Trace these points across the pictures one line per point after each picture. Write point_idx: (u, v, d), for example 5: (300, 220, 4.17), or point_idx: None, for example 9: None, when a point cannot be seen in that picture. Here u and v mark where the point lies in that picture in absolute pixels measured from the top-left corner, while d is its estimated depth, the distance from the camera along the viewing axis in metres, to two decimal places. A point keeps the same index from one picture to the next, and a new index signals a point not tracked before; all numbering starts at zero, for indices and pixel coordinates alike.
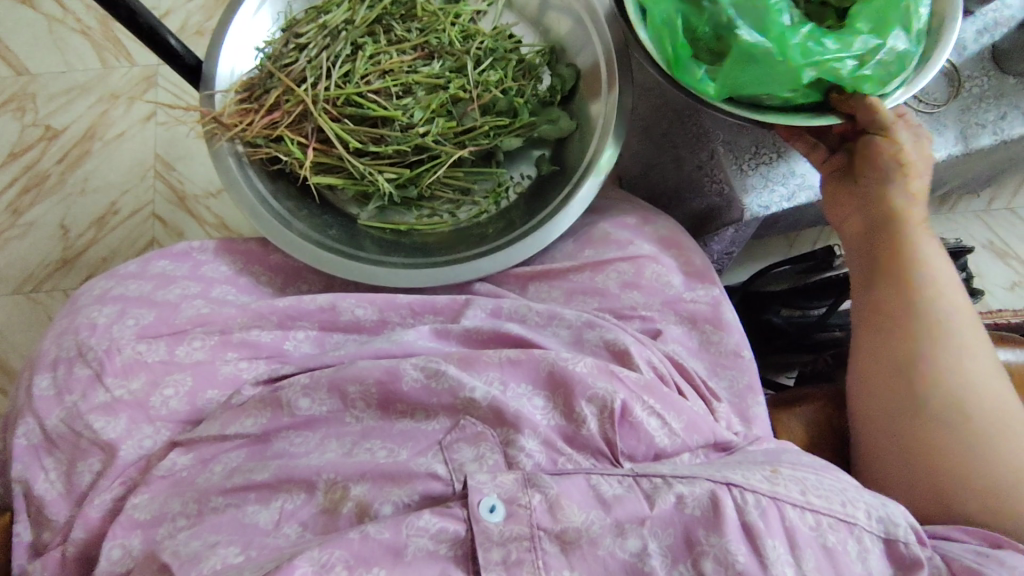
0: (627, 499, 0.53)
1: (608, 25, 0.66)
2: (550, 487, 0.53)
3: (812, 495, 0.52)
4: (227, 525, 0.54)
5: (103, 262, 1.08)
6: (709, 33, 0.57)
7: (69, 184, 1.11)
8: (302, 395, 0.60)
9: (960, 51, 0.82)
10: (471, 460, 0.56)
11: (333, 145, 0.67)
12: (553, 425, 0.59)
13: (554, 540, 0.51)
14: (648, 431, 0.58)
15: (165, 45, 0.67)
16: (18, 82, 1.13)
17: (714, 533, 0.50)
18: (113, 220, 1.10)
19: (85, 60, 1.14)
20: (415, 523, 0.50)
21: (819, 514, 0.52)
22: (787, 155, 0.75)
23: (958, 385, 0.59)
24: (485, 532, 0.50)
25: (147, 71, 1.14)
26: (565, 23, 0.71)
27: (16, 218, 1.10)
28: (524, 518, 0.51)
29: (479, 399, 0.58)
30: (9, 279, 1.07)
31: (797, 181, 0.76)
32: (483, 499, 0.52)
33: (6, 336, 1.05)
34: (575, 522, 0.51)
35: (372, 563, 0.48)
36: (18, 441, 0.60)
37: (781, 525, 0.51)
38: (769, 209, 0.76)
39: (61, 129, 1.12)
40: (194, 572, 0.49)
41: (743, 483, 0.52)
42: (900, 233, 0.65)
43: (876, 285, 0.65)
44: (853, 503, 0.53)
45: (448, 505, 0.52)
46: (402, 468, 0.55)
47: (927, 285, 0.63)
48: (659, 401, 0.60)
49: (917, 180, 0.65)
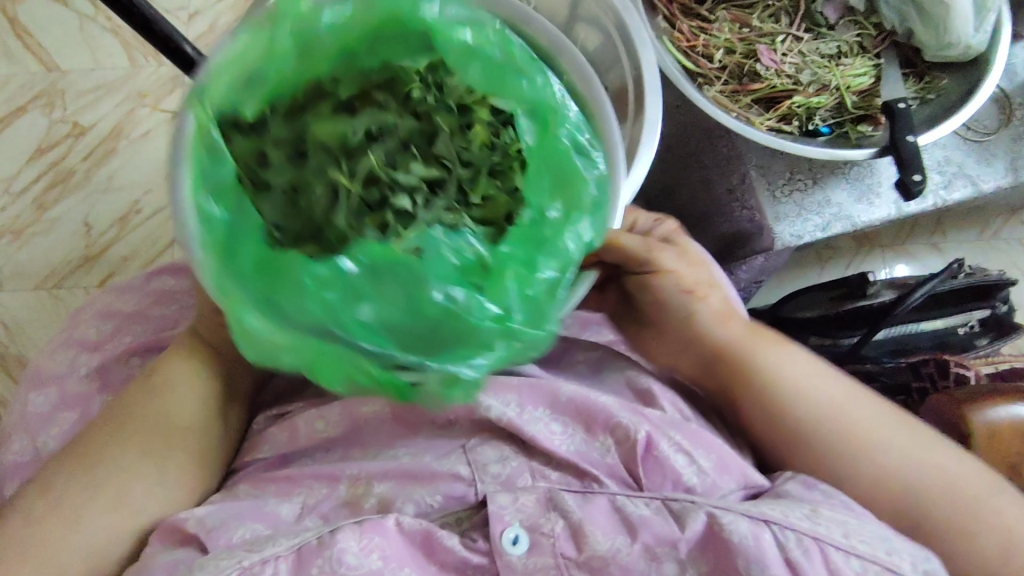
0: (655, 521, 0.50)
1: (639, 44, 0.63)
2: (573, 512, 0.50)
3: (856, 540, 0.48)
4: (247, 512, 0.51)
5: (124, 261, 1.08)
6: (386, 340, 0.40)
7: (93, 181, 1.11)
8: (315, 419, 0.56)
9: (1010, 78, 0.78)
10: (495, 462, 0.54)
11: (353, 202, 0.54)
12: (572, 450, 0.55)
13: (582, 568, 0.49)
14: (675, 468, 0.54)
15: (180, 52, 0.65)
16: (48, 78, 1.14)
17: (755, 567, 0.47)
18: (136, 218, 1.10)
19: (114, 59, 1.14)
20: (444, 542, 0.49)
21: (865, 561, 0.47)
22: (823, 182, 0.73)
23: (889, 462, 0.55)
24: (509, 565, 0.49)
25: (174, 72, 1.14)
26: (595, 39, 0.67)
27: (41, 214, 1.10)
28: (547, 549, 0.49)
29: (496, 418, 0.54)
30: (31, 274, 1.08)
31: (834, 211, 0.73)
32: (506, 530, 0.49)
33: (28, 330, 1.06)
34: (601, 549, 0.49)
35: (404, 562, 0.48)
36: (11, 458, 0.58)
37: (825, 569, 0.47)
38: (802, 239, 0.72)
39: (88, 127, 1.12)
40: (222, 539, 0.49)
41: (785, 519, 0.49)
42: (730, 360, 0.60)
43: (742, 411, 0.60)
44: (897, 551, 0.48)
45: (472, 536, 0.51)
46: (425, 467, 0.53)
47: (793, 405, 0.58)
48: (687, 438, 0.55)
49: (709, 297, 0.60)
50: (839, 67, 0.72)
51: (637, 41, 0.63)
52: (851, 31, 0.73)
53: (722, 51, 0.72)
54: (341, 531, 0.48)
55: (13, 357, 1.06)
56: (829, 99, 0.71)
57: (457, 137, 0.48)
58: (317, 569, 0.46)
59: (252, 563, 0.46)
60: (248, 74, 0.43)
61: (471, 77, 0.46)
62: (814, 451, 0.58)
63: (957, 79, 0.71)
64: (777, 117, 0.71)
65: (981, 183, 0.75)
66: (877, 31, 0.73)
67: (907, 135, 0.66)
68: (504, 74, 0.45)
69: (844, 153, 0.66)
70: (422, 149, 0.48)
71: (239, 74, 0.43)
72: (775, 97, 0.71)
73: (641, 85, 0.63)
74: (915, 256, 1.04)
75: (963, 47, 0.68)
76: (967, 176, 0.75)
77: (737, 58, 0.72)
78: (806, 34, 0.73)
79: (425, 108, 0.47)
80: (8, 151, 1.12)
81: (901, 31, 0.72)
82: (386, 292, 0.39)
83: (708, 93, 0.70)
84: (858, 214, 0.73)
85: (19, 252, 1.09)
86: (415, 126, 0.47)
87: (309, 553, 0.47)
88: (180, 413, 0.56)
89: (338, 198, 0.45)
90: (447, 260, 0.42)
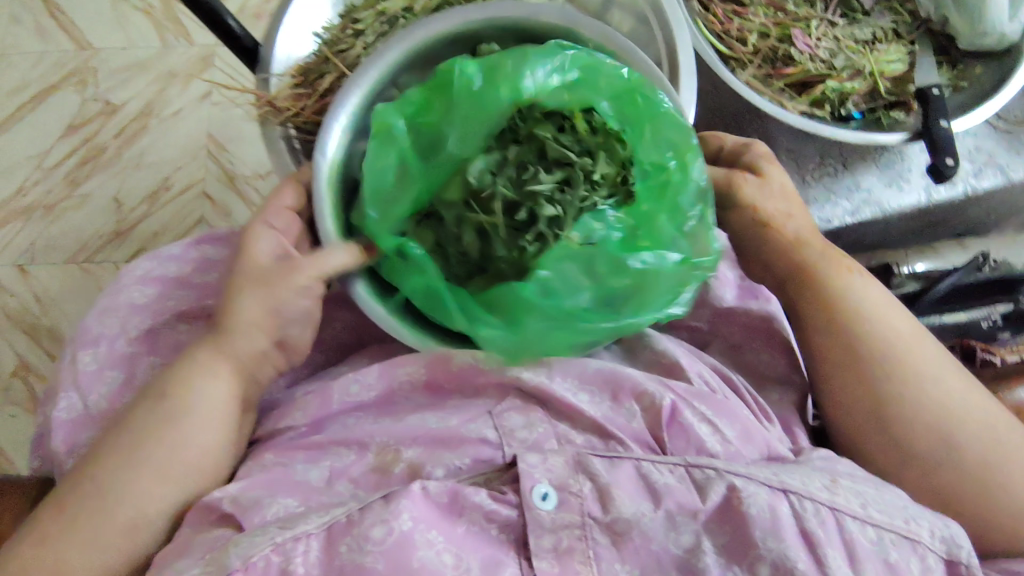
0: (678, 490, 0.51)
1: (676, 24, 0.63)
2: (601, 476, 0.51)
3: (874, 509, 0.49)
4: (279, 482, 0.53)
5: (153, 237, 1.10)
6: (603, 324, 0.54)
7: (124, 158, 1.13)
8: (353, 380, 0.58)
9: None
10: (521, 427, 0.55)
11: (494, 230, 0.55)
12: (601, 414, 0.56)
13: (605, 532, 0.50)
14: (699, 435, 0.55)
15: (224, 26, 0.67)
16: (81, 56, 1.16)
17: (771, 539, 0.48)
18: (165, 195, 1.11)
19: (146, 38, 1.16)
20: (471, 500, 0.50)
21: (882, 529, 0.49)
22: (853, 168, 0.74)
23: (940, 398, 0.56)
24: (538, 519, 0.50)
25: (205, 51, 1.16)
26: (629, 22, 0.68)
27: (72, 189, 1.12)
28: (576, 507, 0.50)
29: (529, 381, 0.56)
30: (63, 248, 1.10)
31: (864, 195, 0.74)
32: (536, 485, 0.51)
33: (57, 303, 1.09)
34: (626, 513, 0.50)
35: (432, 525, 0.49)
36: (57, 414, 0.59)
37: (840, 536, 0.49)
38: (830, 222, 0.74)
39: (119, 105, 1.14)
40: (259, 517, 0.50)
41: (806, 490, 0.50)
42: (805, 277, 0.60)
43: (819, 337, 0.59)
44: (917, 520, 0.50)
45: (502, 488, 0.52)
46: (453, 432, 0.54)
47: (872, 331, 0.58)
48: (711, 408, 0.56)
49: (788, 225, 0.61)
50: (874, 53, 0.72)
51: (673, 21, 0.63)
52: (886, 17, 0.74)
53: (757, 36, 0.73)
54: (368, 509, 0.49)
55: (44, 331, 1.08)
56: (863, 85, 0.71)
57: (560, 147, 0.56)
58: (344, 548, 0.48)
59: (285, 540, 0.47)
60: (379, 176, 0.56)
61: (543, 92, 0.57)
62: (893, 391, 0.56)
63: (991, 67, 0.70)
64: (810, 102, 0.72)
65: (1011, 172, 0.76)
66: (912, 18, 0.74)
67: (941, 120, 0.66)
68: (581, 82, 0.56)
69: (876, 137, 0.66)
70: (537, 164, 0.56)
71: (376, 168, 0.56)
72: (808, 82, 0.72)
73: (675, 69, 0.63)
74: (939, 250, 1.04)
75: (998, 35, 0.68)
76: (997, 165, 0.76)
77: (771, 42, 0.72)
78: (841, 19, 0.74)
79: (526, 132, 0.57)
80: (42, 127, 1.14)
81: (936, 18, 0.72)
82: (573, 274, 0.54)
83: (741, 76, 0.71)
84: (888, 200, 0.74)
85: (51, 226, 1.11)
86: (522, 148, 0.56)
87: (340, 530, 0.48)
88: (199, 434, 0.54)
89: (489, 234, 0.56)
90: (612, 238, 0.55)
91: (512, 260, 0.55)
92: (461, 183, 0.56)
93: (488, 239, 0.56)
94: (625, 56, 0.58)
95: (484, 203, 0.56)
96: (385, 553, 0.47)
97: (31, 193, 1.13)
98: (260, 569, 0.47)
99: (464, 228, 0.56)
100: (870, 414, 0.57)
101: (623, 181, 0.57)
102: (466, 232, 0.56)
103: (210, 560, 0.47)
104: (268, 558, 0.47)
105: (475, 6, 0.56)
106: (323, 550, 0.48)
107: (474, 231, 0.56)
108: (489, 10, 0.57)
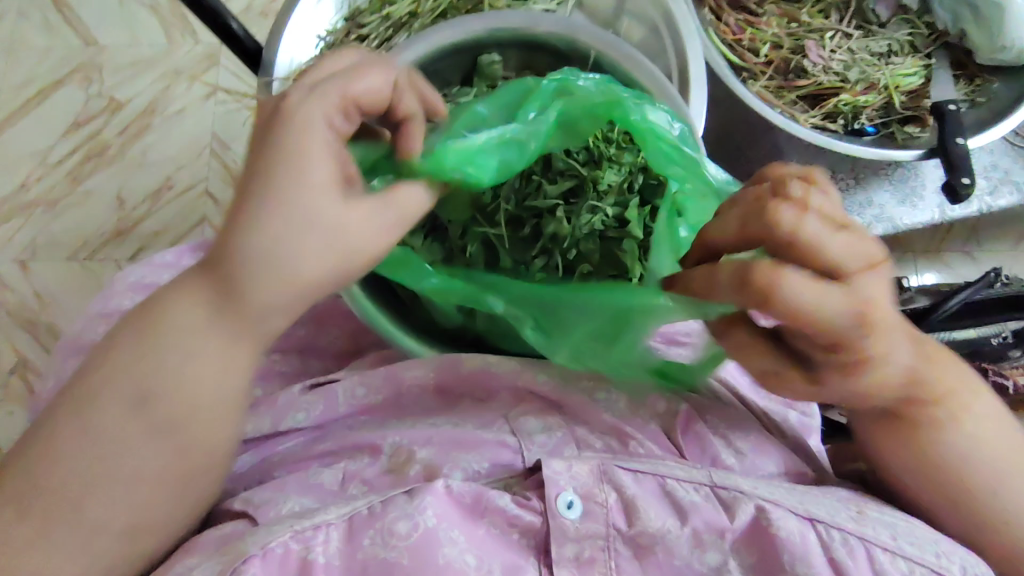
0: (705, 507, 0.49)
1: (686, 39, 0.62)
2: (627, 486, 0.49)
3: (904, 541, 0.47)
4: (294, 484, 0.52)
5: (156, 236, 1.09)
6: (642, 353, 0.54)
7: (127, 156, 1.12)
8: (358, 385, 0.58)
9: None
10: (539, 432, 0.53)
11: (500, 242, 0.56)
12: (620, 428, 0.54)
13: (629, 543, 0.49)
14: (716, 447, 0.54)
15: (227, 29, 0.66)
16: (86, 53, 1.15)
17: (801, 564, 0.47)
18: (167, 194, 1.10)
19: (152, 35, 1.15)
20: (494, 503, 0.49)
21: (913, 563, 0.47)
22: (866, 182, 0.73)
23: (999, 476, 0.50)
24: (562, 527, 0.48)
25: (211, 50, 1.15)
26: (640, 34, 0.66)
27: (75, 185, 1.11)
28: (601, 517, 0.49)
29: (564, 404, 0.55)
30: (65, 245, 1.09)
31: (877, 212, 0.73)
32: (561, 493, 0.49)
33: (58, 299, 1.08)
34: (652, 528, 0.48)
35: (454, 524, 0.48)
36: None
37: (869, 566, 0.47)
38: None
39: (124, 102, 1.13)
40: (272, 514, 0.49)
41: (836, 521, 0.48)
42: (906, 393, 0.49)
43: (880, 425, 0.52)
44: (949, 555, 0.48)
45: (526, 495, 0.50)
46: (472, 435, 0.53)
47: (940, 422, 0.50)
48: (723, 419, 0.56)
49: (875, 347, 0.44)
50: (889, 66, 0.71)
51: (685, 33, 0.62)
52: (902, 30, 0.73)
53: (769, 46, 0.71)
54: (391, 502, 0.48)
55: (44, 326, 1.07)
56: (877, 99, 0.70)
57: (567, 158, 0.56)
58: (368, 541, 0.46)
59: (304, 527, 0.46)
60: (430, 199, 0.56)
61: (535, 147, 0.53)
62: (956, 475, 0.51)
63: (1009, 84, 0.68)
64: (823, 115, 0.71)
65: None
66: (928, 31, 0.72)
67: (958, 137, 0.65)
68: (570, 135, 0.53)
69: (893, 154, 0.65)
70: (542, 175, 0.57)
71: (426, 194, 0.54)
72: (822, 95, 0.71)
73: (686, 80, 0.62)
74: (948, 263, 1.03)
75: (1012, 53, 0.67)
76: (1013, 183, 0.74)
77: (784, 54, 0.71)
78: (856, 31, 0.73)
79: None
80: (45, 123, 1.13)
81: (954, 32, 0.70)
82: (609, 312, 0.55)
83: (753, 87, 0.70)
84: (900, 217, 0.73)
85: (53, 222, 1.10)
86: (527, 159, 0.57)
87: (363, 521, 0.47)
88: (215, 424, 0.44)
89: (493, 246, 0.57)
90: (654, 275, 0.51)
91: (518, 272, 0.56)
92: (466, 198, 0.55)
93: (493, 250, 0.57)
94: (631, 67, 0.56)
95: (489, 214, 0.56)
96: (411, 548, 0.46)
97: (34, 189, 1.12)
98: (279, 555, 0.45)
99: (470, 239, 0.57)
100: (926, 481, 0.51)
101: (631, 191, 0.56)
102: (471, 243, 0.57)
103: (223, 551, 0.45)
104: (288, 545, 0.46)
105: (476, 18, 0.56)
106: (344, 541, 0.46)
107: (480, 241, 0.57)
108: (491, 21, 0.56)
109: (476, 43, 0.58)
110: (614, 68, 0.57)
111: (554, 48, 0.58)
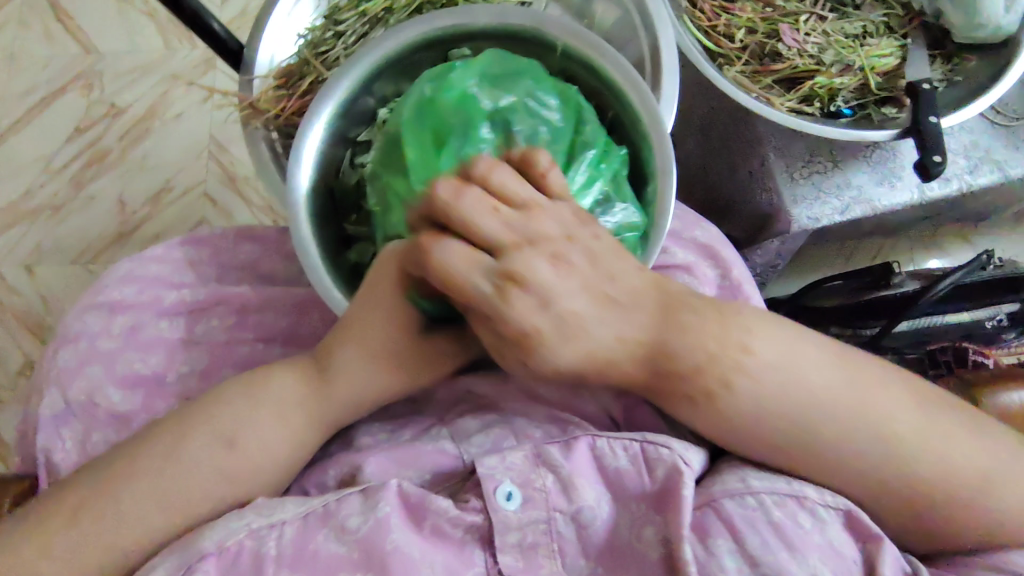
0: (628, 473, 0.49)
1: (656, 20, 0.63)
2: (562, 467, 0.49)
3: (752, 480, 0.47)
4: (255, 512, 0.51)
5: (156, 238, 1.12)
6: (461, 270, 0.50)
7: (128, 159, 1.14)
8: None
9: None
10: (477, 432, 0.54)
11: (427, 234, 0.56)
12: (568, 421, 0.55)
13: (572, 525, 0.48)
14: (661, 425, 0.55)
15: (207, 29, 0.67)
16: (86, 60, 1.17)
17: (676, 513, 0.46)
18: (167, 197, 1.13)
19: (150, 42, 1.18)
20: (435, 506, 0.48)
21: (761, 496, 0.47)
22: (844, 165, 0.73)
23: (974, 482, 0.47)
24: (504, 521, 0.47)
25: (207, 54, 1.17)
26: (613, 17, 0.68)
27: (78, 190, 1.14)
28: (542, 503, 0.48)
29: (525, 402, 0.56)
30: (68, 248, 1.12)
31: (855, 193, 0.72)
32: (499, 486, 0.48)
33: (59, 303, 1.10)
34: (588, 502, 0.48)
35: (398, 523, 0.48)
36: (42, 411, 0.57)
37: (720, 519, 0.46)
38: (818, 222, 0.72)
39: (124, 108, 1.16)
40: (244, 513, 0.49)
41: (714, 493, 0.47)
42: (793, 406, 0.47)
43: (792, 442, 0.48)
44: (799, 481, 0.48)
45: (467, 497, 0.49)
46: (410, 449, 0.53)
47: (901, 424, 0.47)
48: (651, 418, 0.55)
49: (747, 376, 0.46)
50: (865, 47, 0.71)
51: (656, 18, 0.63)
52: (878, 10, 0.73)
53: (744, 31, 0.72)
54: (345, 500, 0.48)
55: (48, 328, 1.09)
56: (852, 80, 0.70)
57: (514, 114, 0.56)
58: (321, 536, 0.47)
59: (260, 526, 0.47)
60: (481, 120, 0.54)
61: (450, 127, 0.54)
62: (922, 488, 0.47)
63: (985, 61, 0.69)
64: (799, 98, 0.71)
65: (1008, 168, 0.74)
66: (904, 11, 0.72)
67: (930, 116, 0.65)
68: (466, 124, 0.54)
69: (864, 134, 0.65)
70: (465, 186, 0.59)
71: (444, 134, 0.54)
72: (798, 78, 0.71)
73: (657, 65, 0.63)
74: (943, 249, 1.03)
75: (991, 30, 0.67)
76: (994, 161, 0.74)
77: (758, 38, 0.72)
78: (831, 14, 0.73)
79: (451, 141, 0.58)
80: (49, 130, 1.16)
81: (930, 11, 0.70)
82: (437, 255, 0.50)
83: (727, 73, 0.70)
84: (879, 197, 0.72)
85: (56, 226, 1.13)
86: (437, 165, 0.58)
87: (318, 518, 0.47)
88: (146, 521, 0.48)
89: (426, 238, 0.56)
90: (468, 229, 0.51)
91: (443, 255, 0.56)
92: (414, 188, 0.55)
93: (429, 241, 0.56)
94: (597, 54, 0.56)
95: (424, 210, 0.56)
96: (360, 541, 0.46)
97: (37, 195, 1.14)
98: (232, 553, 0.46)
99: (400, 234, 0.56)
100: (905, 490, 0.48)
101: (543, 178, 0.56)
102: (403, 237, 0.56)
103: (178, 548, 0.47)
104: (242, 543, 0.47)
105: (443, 13, 0.57)
106: (297, 535, 0.47)
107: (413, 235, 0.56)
108: (459, 15, 0.57)
109: (446, 37, 0.58)
110: (583, 60, 0.57)
111: (525, 39, 0.59)
